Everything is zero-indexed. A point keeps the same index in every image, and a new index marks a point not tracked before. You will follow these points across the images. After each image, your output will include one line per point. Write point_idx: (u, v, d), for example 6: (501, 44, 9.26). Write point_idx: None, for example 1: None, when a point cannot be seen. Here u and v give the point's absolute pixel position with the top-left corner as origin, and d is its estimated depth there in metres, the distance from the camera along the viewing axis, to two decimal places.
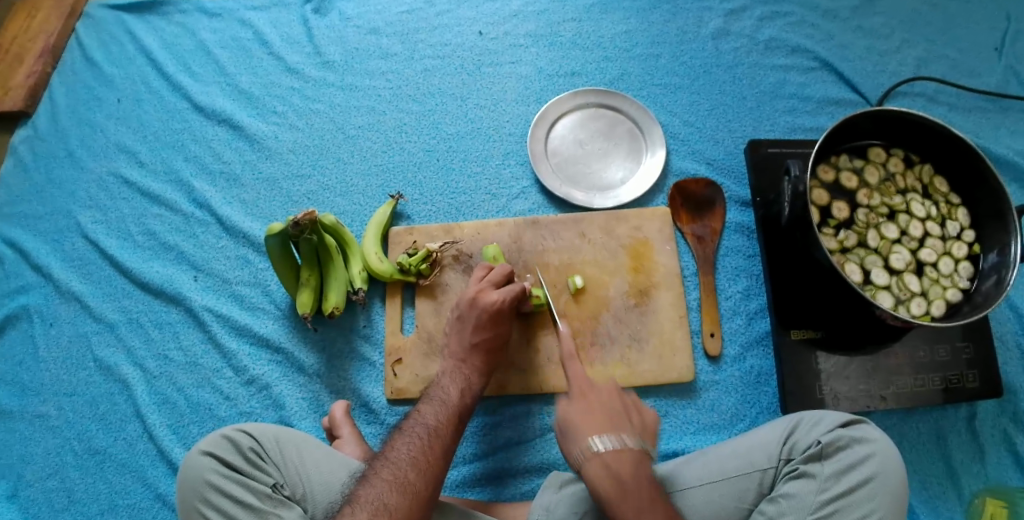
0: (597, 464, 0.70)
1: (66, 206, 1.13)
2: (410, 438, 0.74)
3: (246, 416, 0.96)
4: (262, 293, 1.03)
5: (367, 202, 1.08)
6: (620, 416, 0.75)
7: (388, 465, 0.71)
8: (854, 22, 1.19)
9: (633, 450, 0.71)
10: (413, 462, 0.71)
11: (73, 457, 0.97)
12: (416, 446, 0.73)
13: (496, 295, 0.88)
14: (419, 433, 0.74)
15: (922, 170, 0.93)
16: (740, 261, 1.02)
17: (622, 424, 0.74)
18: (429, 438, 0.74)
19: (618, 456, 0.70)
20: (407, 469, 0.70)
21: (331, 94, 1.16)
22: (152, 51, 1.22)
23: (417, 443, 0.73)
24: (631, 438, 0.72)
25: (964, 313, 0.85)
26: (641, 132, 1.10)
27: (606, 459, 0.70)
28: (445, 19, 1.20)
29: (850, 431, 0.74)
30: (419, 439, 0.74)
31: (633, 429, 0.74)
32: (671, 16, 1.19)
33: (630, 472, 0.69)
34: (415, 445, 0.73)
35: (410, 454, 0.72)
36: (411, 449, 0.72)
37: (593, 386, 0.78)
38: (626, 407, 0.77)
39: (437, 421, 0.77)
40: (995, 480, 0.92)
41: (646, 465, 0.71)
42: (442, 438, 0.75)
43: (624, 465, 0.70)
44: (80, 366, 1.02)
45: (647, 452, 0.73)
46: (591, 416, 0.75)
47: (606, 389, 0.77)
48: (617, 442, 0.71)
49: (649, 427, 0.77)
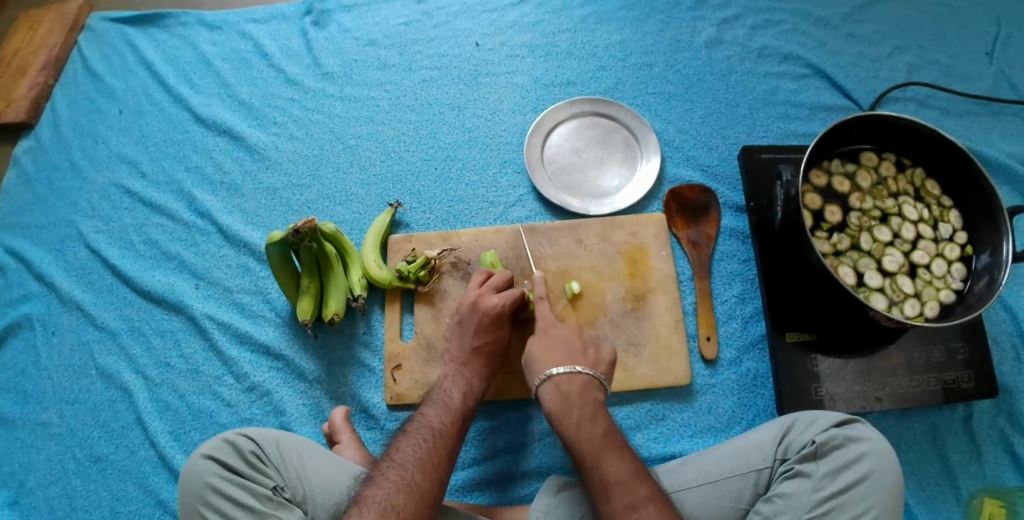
0: (549, 387, 0.81)
1: (68, 217, 1.15)
2: (415, 439, 0.75)
3: (247, 422, 0.98)
4: (262, 301, 1.05)
5: (366, 211, 1.09)
6: (576, 347, 0.84)
7: (394, 466, 0.72)
8: (845, 30, 1.21)
9: (582, 376, 0.81)
10: (418, 463, 0.72)
11: (74, 464, 0.98)
12: (421, 447, 0.74)
13: (495, 300, 0.89)
14: (424, 434, 0.76)
15: (914, 174, 0.95)
16: (735, 265, 1.03)
17: (576, 353, 0.83)
18: (433, 439, 0.75)
19: (569, 380, 0.80)
20: (414, 470, 0.71)
21: (330, 105, 1.18)
22: (154, 64, 1.24)
23: (422, 445, 0.74)
24: (582, 366, 0.82)
25: (957, 313, 0.86)
26: (636, 139, 1.12)
27: (557, 383, 0.80)
28: (443, 30, 1.23)
29: (844, 431, 0.75)
30: (424, 441, 0.75)
31: (587, 360, 0.83)
32: (664, 25, 1.21)
33: (576, 392, 0.79)
34: (420, 446, 0.74)
35: (416, 455, 0.73)
36: (417, 451, 0.74)
37: (554, 322, 0.87)
38: (583, 342, 0.85)
39: (441, 423, 0.78)
40: (992, 481, 0.92)
41: (594, 388, 0.81)
42: (446, 439, 0.76)
43: (573, 388, 0.80)
44: (82, 374, 1.03)
45: (598, 379, 0.82)
46: (549, 347, 0.84)
47: (565, 326, 0.86)
48: (568, 369, 0.81)
49: (605, 359, 0.85)
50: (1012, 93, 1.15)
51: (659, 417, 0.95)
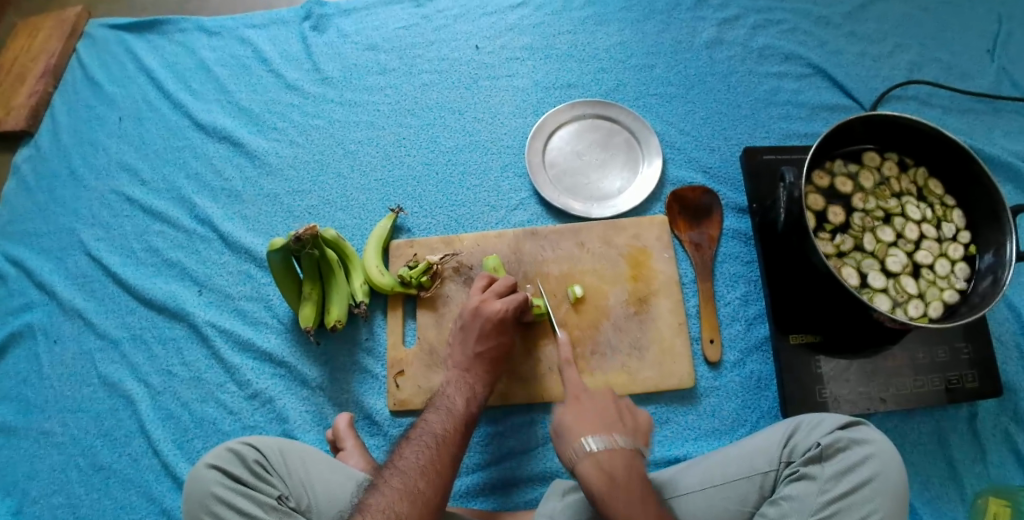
0: (592, 464, 0.72)
1: (68, 225, 1.14)
2: (418, 446, 0.75)
3: (251, 430, 0.98)
4: (264, 308, 1.04)
5: (367, 216, 1.09)
6: (612, 419, 0.77)
7: (397, 473, 0.72)
8: (846, 28, 1.21)
9: (625, 449, 0.74)
10: (422, 470, 0.72)
11: (78, 472, 0.98)
12: (424, 454, 0.74)
13: (498, 305, 0.89)
14: (427, 442, 0.76)
15: (916, 173, 0.95)
16: (738, 267, 1.03)
17: (614, 425, 0.76)
18: (437, 446, 0.75)
19: (611, 456, 0.73)
20: (417, 477, 0.71)
21: (330, 109, 1.18)
22: (153, 70, 1.24)
23: (425, 452, 0.74)
24: (622, 438, 0.75)
25: (961, 314, 0.85)
26: (637, 141, 1.11)
27: (600, 460, 0.72)
28: (443, 34, 1.22)
29: (849, 433, 0.75)
30: (427, 448, 0.75)
31: (625, 430, 0.76)
32: (665, 26, 1.21)
33: (621, 471, 0.72)
34: (423, 453, 0.74)
35: (420, 462, 0.73)
36: (420, 458, 0.73)
37: (586, 391, 0.81)
38: (619, 410, 0.79)
39: (444, 430, 0.78)
40: (997, 480, 0.92)
41: (637, 464, 0.74)
42: (449, 446, 0.76)
43: (616, 465, 0.72)
44: (84, 383, 1.03)
45: (639, 451, 0.75)
46: (585, 419, 0.77)
47: (599, 394, 0.80)
48: (609, 442, 0.73)
49: (643, 428, 0.79)
50: (1014, 90, 1.15)
51: (662, 420, 0.95)
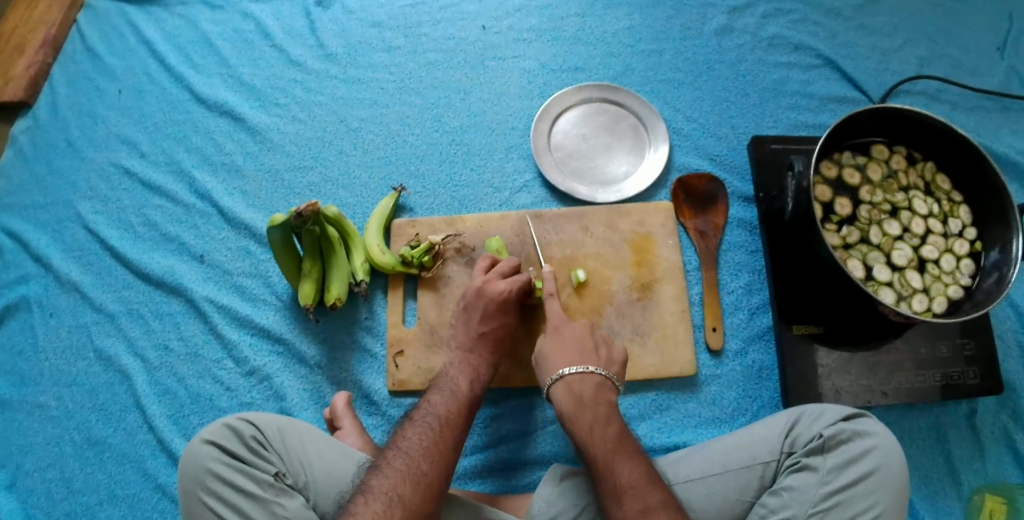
0: (562, 387, 0.79)
1: (66, 197, 1.13)
2: (421, 427, 0.74)
3: (247, 407, 0.97)
4: (263, 285, 1.03)
5: (370, 195, 1.08)
6: (588, 347, 0.83)
7: (400, 455, 0.71)
8: (856, 21, 1.20)
9: (595, 375, 0.80)
10: (425, 452, 0.71)
11: (72, 447, 0.97)
12: (427, 436, 0.73)
13: (502, 285, 0.88)
14: (431, 423, 0.75)
15: (925, 168, 0.94)
16: (742, 256, 1.02)
17: (589, 354, 0.82)
18: (440, 428, 0.74)
19: (582, 381, 0.79)
20: (420, 459, 0.70)
21: (334, 86, 1.16)
22: (154, 42, 1.22)
23: (428, 434, 0.73)
24: (595, 365, 0.81)
25: (965, 310, 0.85)
26: (644, 127, 1.10)
27: (570, 382, 0.79)
28: (450, 13, 1.21)
29: (851, 425, 0.74)
30: (430, 429, 0.74)
31: (600, 361, 0.82)
32: (674, 12, 1.19)
33: (589, 393, 0.78)
34: (427, 435, 0.73)
35: (423, 444, 0.72)
36: (423, 439, 0.72)
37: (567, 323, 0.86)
38: (595, 341, 0.84)
39: (448, 412, 0.77)
40: (995, 477, 0.92)
41: (606, 389, 0.79)
42: (453, 428, 0.75)
43: (586, 388, 0.78)
44: (79, 356, 1.02)
45: (610, 379, 0.80)
46: (562, 347, 0.83)
47: (578, 327, 0.85)
48: (580, 368, 0.80)
49: (618, 360, 0.84)
50: None
51: (663, 407, 0.94)
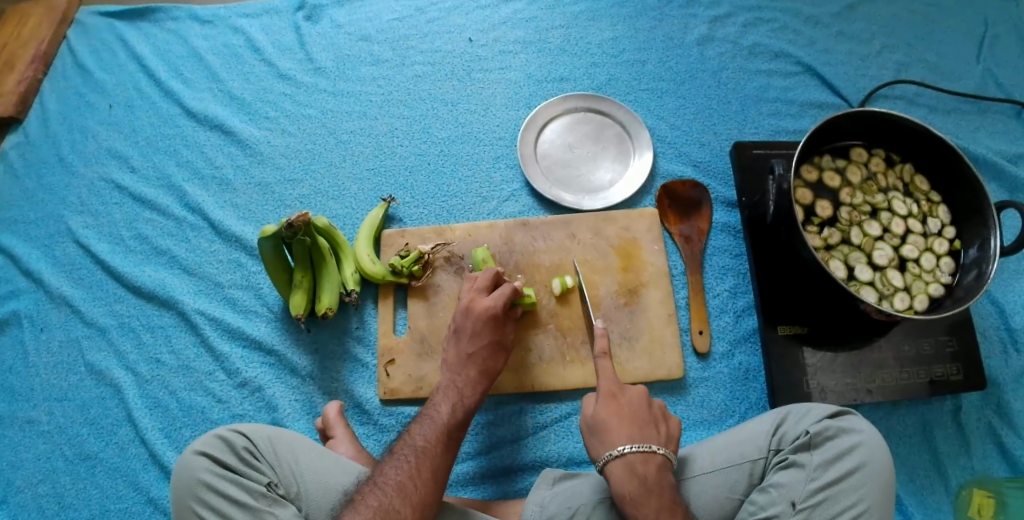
0: (624, 468, 0.72)
1: (57, 212, 1.13)
2: (398, 461, 0.75)
3: (239, 418, 0.97)
4: (254, 297, 1.04)
5: (359, 206, 1.09)
6: (647, 423, 0.76)
7: (375, 491, 0.72)
8: (835, 28, 1.22)
9: (658, 456, 0.73)
10: (399, 488, 0.72)
11: (64, 462, 0.97)
12: (403, 470, 0.74)
13: (488, 301, 0.89)
14: (408, 456, 0.75)
15: (903, 169, 0.96)
16: (726, 260, 1.04)
17: (648, 431, 0.75)
18: (417, 461, 0.75)
19: (646, 461, 0.72)
20: (393, 495, 0.71)
21: (323, 99, 1.18)
22: (145, 58, 1.23)
23: (404, 468, 0.74)
24: (658, 445, 0.74)
25: (946, 306, 0.87)
26: (628, 135, 1.12)
27: (632, 462, 0.72)
28: (436, 26, 1.22)
29: (837, 422, 0.76)
30: (407, 463, 0.75)
31: (659, 438, 0.75)
32: (657, 22, 1.22)
33: (654, 475, 0.72)
34: (403, 469, 0.74)
35: (398, 479, 0.73)
36: (399, 474, 0.73)
37: (623, 388, 0.79)
38: (653, 415, 0.78)
39: (426, 442, 0.77)
40: (982, 472, 0.93)
41: (667, 470, 0.73)
42: (431, 459, 0.76)
43: (650, 470, 0.72)
44: (71, 371, 1.02)
45: (670, 458, 0.74)
46: (620, 420, 0.76)
47: (636, 394, 0.78)
48: (646, 448, 0.73)
49: (674, 434, 0.78)
50: (999, 91, 1.17)
51: None
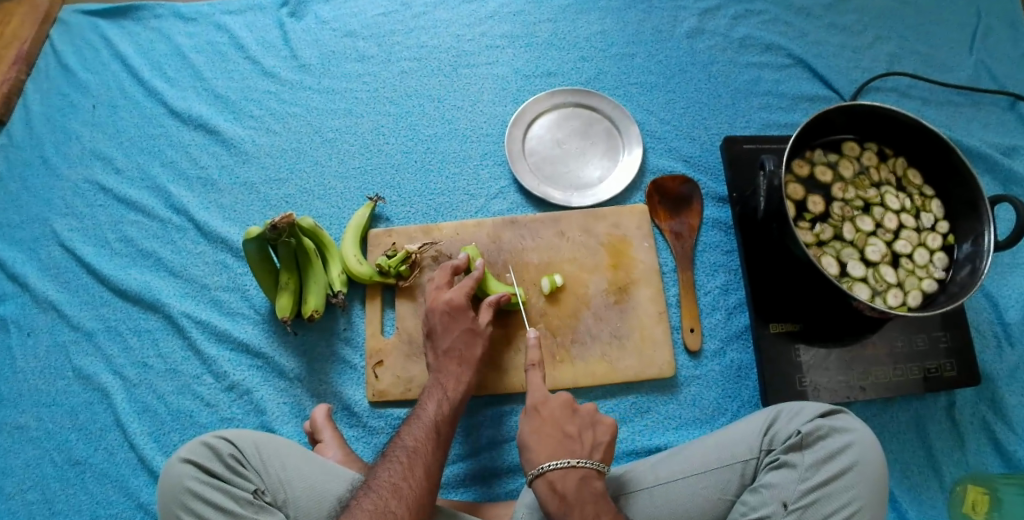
0: (544, 484, 0.72)
1: (43, 215, 1.12)
2: (391, 463, 0.74)
3: (227, 422, 0.96)
4: (241, 298, 1.03)
5: (345, 205, 1.08)
6: (567, 436, 0.75)
7: (370, 494, 0.70)
8: (826, 20, 1.21)
9: (579, 469, 0.72)
10: (394, 490, 0.71)
11: (53, 467, 0.95)
12: (397, 472, 0.73)
13: (456, 297, 0.89)
14: (400, 457, 0.75)
15: (896, 163, 0.94)
16: (718, 256, 1.03)
17: (569, 443, 0.75)
18: (410, 461, 0.74)
19: (565, 476, 0.72)
20: (389, 497, 0.70)
21: (307, 97, 1.16)
22: (128, 57, 1.21)
23: (398, 469, 0.73)
24: (580, 457, 0.73)
25: (940, 302, 0.86)
26: (618, 130, 1.11)
27: (552, 479, 0.72)
28: (422, 21, 1.21)
29: (829, 421, 0.75)
30: (400, 464, 0.74)
31: (582, 449, 0.74)
32: (646, 15, 1.20)
33: (573, 490, 0.71)
34: (397, 470, 0.73)
35: (392, 481, 0.72)
36: (393, 476, 0.72)
37: (547, 399, 0.80)
38: (576, 425, 0.77)
39: (416, 442, 0.77)
40: (976, 468, 0.93)
41: (594, 481, 0.72)
42: (423, 458, 0.75)
43: (570, 484, 0.71)
44: (58, 376, 1.00)
45: (596, 468, 0.73)
46: (542, 435, 0.76)
47: (558, 404, 0.79)
48: (565, 462, 0.72)
49: (602, 441, 0.77)
50: (992, 82, 1.16)
51: (643, 410, 0.94)
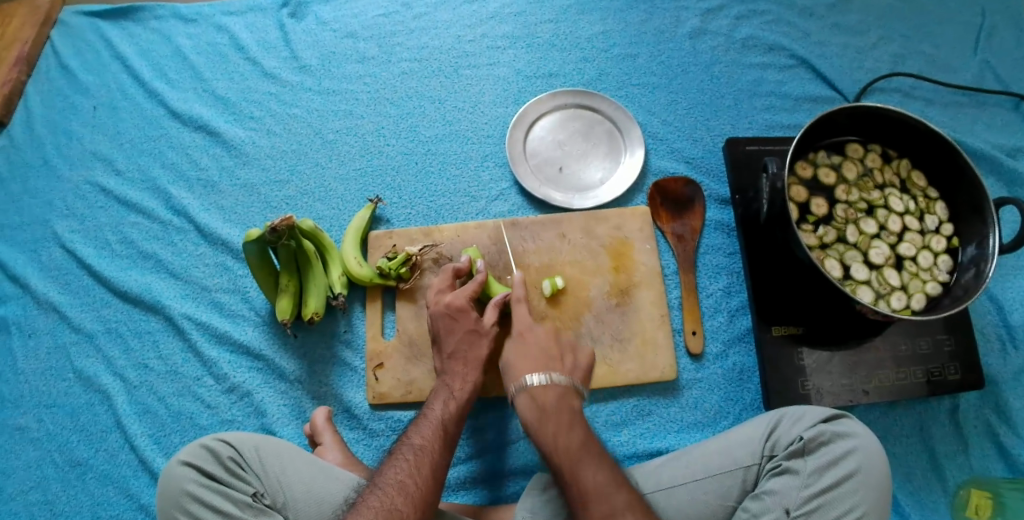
0: (526, 398, 0.78)
1: (43, 216, 1.11)
2: (397, 461, 0.74)
3: (227, 424, 0.96)
4: (241, 300, 1.03)
5: (346, 207, 1.08)
6: (551, 357, 0.82)
7: (375, 492, 0.70)
8: (830, 20, 1.20)
9: (559, 385, 0.79)
10: (399, 488, 0.71)
11: (54, 469, 0.95)
12: (403, 469, 0.73)
13: (458, 300, 0.89)
14: (406, 455, 0.74)
15: (900, 165, 0.94)
16: (720, 259, 1.02)
17: (552, 363, 0.81)
18: (416, 459, 0.74)
19: (545, 391, 0.78)
20: (394, 495, 0.70)
21: (308, 99, 1.16)
22: (128, 58, 1.21)
23: (404, 467, 0.73)
24: (561, 375, 0.80)
25: (944, 306, 0.85)
26: (620, 132, 1.10)
27: (533, 392, 0.78)
28: (423, 22, 1.20)
29: (831, 426, 0.74)
30: (406, 462, 0.74)
31: (564, 369, 0.81)
32: (648, 16, 1.19)
33: (552, 402, 0.78)
34: (402, 468, 0.73)
35: (398, 479, 0.72)
36: (399, 473, 0.72)
37: (532, 327, 0.86)
38: (559, 349, 0.84)
39: (423, 440, 0.76)
40: (980, 472, 0.92)
41: (571, 397, 0.79)
42: (430, 456, 0.75)
43: (549, 398, 0.78)
44: (59, 377, 1.00)
45: (574, 386, 0.80)
46: (526, 353, 0.83)
47: (542, 333, 0.85)
48: (546, 377, 0.79)
49: (583, 365, 0.84)
50: (997, 83, 1.15)
51: (644, 413, 0.94)
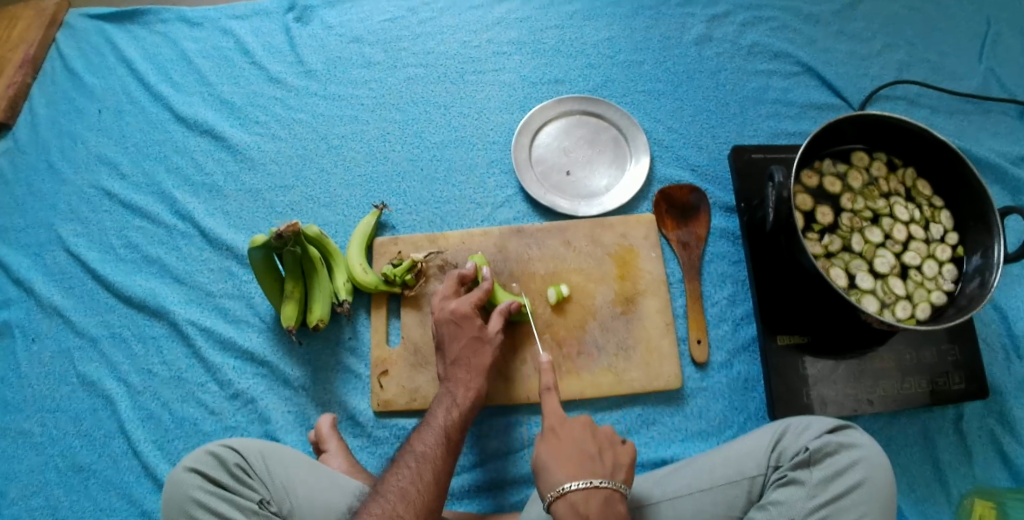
0: (565, 505, 0.69)
1: (48, 220, 1.11)
2: (400, 468, 0.74)
3: (231, 430, 0.96)
4: (246, 306, 1.03)
5: (351, 213, 1.08)
6: (589, 454, 0.73)
7: (378, 499, 0.71)
8: (835, 27, 1.20)
9: (602, 490, 0.69)
10: (402, 495, 0.71)
11: (57, 473, 0.95)
12: (406, 476, 0.73)
13: (463, 307, 0.89)
14: (408, 462, 0.75)
15: (905, 174, 0.94)
16: (725, 267, 1.02)
17: (592, 462, 0.72)
18: (419, 466, 0.74)
19: (587, 499, 0.69)
20: (396, 502, 0.70)
21: (313, 103, 1.16)
22: (133, 61, 1.21)
23: (407, 474, 0.73)
24: (602, 476, 0.71)
25: (949, 315, 0.85)
26: (625, 139, 1.10)
27: (574, 500, 0.69)
28: (429, 27, 1.20)
29: (836, 437, 0.74)
30: (408, 469, 0.74)
31: (605, 469, 0.72)
32: (653, 22, 1.19)
33: (596, 511, 0.68)
34: (404, 474, 0.73)
35: (400, 486, 0.72)
36: (401, 480, 0.72)
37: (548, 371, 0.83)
38: (598, 444, 0.75)
39: (425, 447, 0.77)
40: (984, 481, 0.92)
41: (615, 503, 0.70)
42: (432, 464, 0.75)
43: (592, 508, 0.69)
44: (63, 381, 1.00)
45: (617, 489, 0.71)
46: (561, 453, 0.74)
47: (578, 426, 0.76)
48: (586, 482, 0.70)
49: (624, 463, 0.75)
50: (1002, 91, 1.15)
51: (649, 422, 0.94)
